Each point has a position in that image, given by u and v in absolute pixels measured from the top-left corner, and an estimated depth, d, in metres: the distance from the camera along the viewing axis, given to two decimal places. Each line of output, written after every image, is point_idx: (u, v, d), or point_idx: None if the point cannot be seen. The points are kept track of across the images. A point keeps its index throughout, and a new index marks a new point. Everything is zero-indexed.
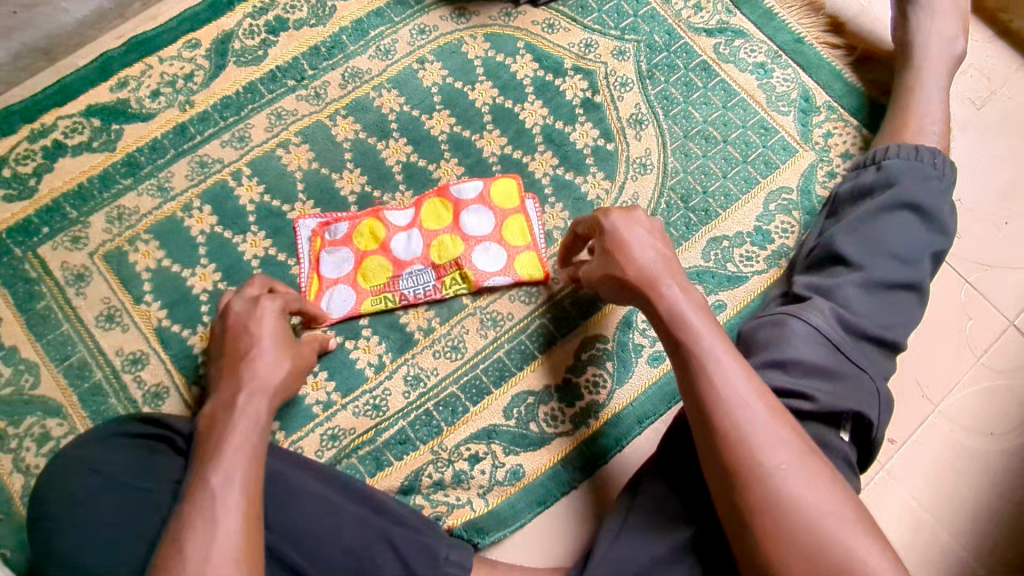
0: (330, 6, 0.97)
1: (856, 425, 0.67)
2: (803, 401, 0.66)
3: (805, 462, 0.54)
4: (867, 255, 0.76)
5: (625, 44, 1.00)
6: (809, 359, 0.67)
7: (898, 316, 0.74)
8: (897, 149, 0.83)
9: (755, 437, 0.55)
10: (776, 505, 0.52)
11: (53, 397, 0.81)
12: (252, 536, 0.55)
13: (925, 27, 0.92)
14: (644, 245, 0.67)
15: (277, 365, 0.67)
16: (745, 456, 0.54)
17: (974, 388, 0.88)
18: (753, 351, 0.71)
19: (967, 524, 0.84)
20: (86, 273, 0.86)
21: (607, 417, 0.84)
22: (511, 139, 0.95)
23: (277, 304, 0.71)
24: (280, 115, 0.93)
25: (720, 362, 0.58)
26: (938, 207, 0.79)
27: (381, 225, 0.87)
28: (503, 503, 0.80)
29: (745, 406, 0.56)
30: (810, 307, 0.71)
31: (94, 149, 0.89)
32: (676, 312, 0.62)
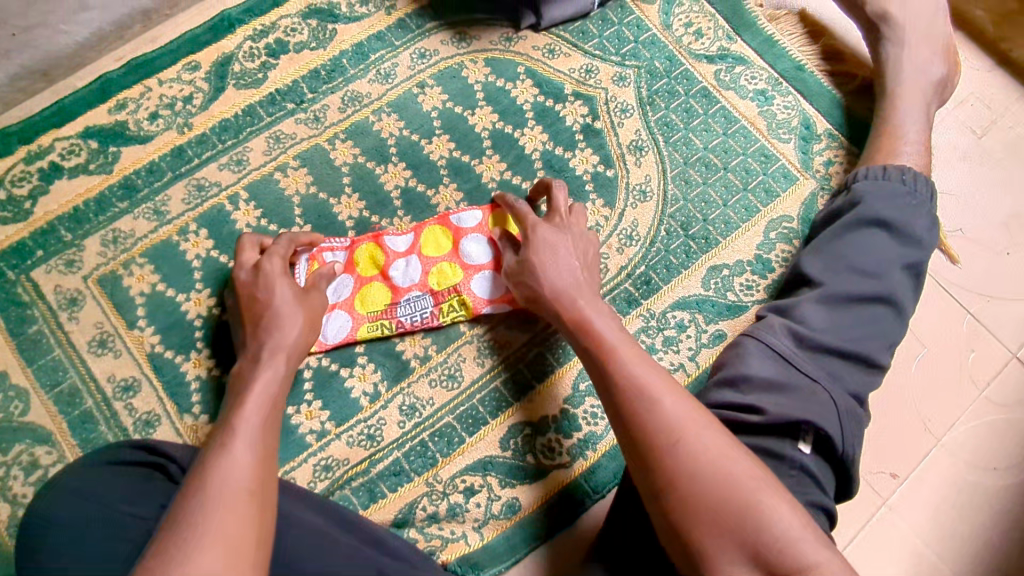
0: (331, 29, 0.97)
1: (817, 437, 0.65)
2: (752, 414, 0.65)
3: (709, 435, 0.57)
4: (829, 275, 0.76)
5: (625, 69, 0.99)
6: (758, 373, 0.68)
7: (861, 328, 0.72)
8: (865, 171, 0.84)
9: (658, 417, 0.58)
10: (686, 480, 0.55)
11: (43, 424, 0.80)
12: (263, 477, 0.57)
13: (898, 54, 0.93)
14: (556, 258, 0.75)
15: (293, 322, 0.71)
16: (650, 436, 0.58)
17: (977, 422, 0.87)
18: (715, 374, 0.73)
19: (970, 562, 0.83)
20: (79, 298, 0.85)
21: (605, 449, 0.83)
22: (511, 164, 0.94)
23: (279, 264, 0.75)
24: (278, 138, 0.92)
25: (622, 357, 0.64)
26: (905, 220, 0.77)
27: (381, 250, 0.84)
28: (498, 537, 0.79)
29: (647, 391, 0.60)
30: (764, 325, 0.73)
31: (91, 171, 0.89)
32: (584, 320, 0.69)
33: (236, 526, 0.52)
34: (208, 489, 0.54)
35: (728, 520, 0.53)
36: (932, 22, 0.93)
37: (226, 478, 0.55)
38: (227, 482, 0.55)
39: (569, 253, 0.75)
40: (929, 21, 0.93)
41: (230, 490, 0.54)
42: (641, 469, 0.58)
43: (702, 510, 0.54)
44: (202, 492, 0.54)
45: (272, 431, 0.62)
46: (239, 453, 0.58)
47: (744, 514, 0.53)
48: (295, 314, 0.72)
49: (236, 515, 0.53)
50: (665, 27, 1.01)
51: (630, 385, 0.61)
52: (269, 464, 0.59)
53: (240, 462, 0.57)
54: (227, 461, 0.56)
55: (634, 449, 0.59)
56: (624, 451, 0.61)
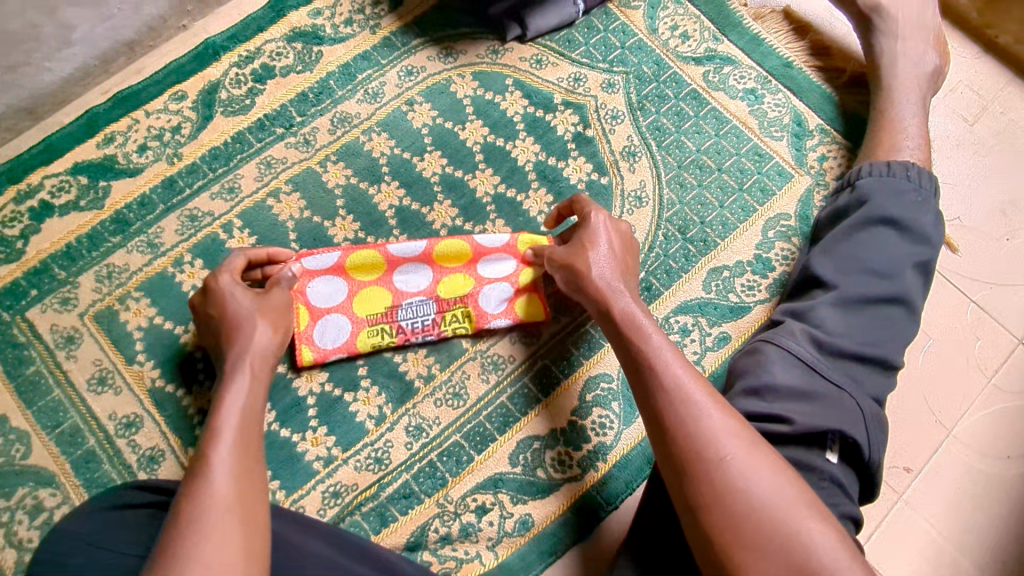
0: (317, 52, 0.96)
1: (844, 445, 0.65)
2: (781, 425, 0.64)
3: (751, 450, 0.57)
4: (843, 275, 0.76)
5: (614, 76, 0.99)
6: (784, 382, 0.67)
7: (880, 331, 0.72)
8: (869, 168, 0.83)
9: (702, 429, 0.58)
10: (722, 491, 0.55)
11: (45, 466, 0.79)
12: (243, 498, 0.57)
13: (892, 47, 0.93)
14: (605, 254, 0.75)
15: (259, 329, 0.71)
16: (691, 447, 0.57)
17: (987, 411, 0.87)
18: (734, 381, 0.71)
19: (988, 552, 0.82)
20: (76, 335, 0.84)
21: (616, 459, 0.82)
22: (504, 177, 0.94)
23: (229, 274, 0.75)
24: (269, 163, 0.92)
25: (667, 359, 0.63)
26: (916, 218, 0.77)
27: (385, 256, 0.81)
28: (513, 555, 0.78)
29: (691, 400, 0.60)
30: (782, 332, 0.72)
31: (82, 208, 0.88)
32: (630, 318, 0.70)
33: (230, 553, 0.52)
34: (198, 518, 0.54)
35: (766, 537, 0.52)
36: (922, 14, 0.94)
37: (212, 503, 0.55)
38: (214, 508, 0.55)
39: (615, 254, 0.76)
40: (921, 14, 0.94)
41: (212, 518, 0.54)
42: (676, 476, 0.58)
43: (741, 529, 0.53)
44: (191, 523, 0.53)
45: (254, 449, 0.62)
46: (220, 475, 0.57)
47: (779, 529, 0.53)
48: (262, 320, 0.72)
49: (230, 543, 0.53)
50: (651, 32, 1.01)
51: (673, 392, 0.61)
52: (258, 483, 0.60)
53: (223, 487, 0.56)
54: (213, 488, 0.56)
55: (671, 454, 0.58)
56: (659, 455, 0.60)
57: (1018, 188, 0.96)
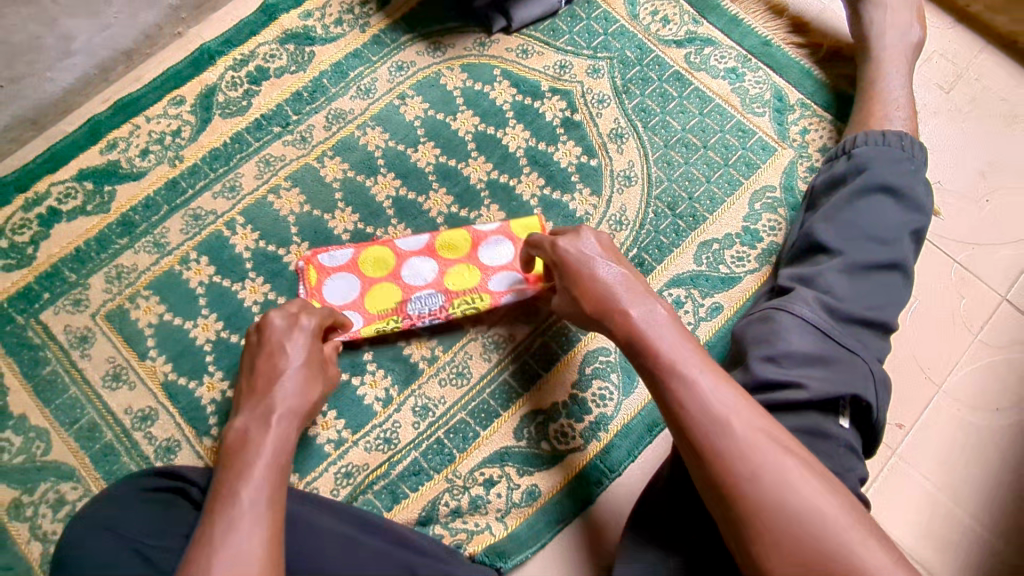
0: (309, 52, 0.99)
1: (855, 409, 0.68)
2: (797, 391, 0.67)
3: (784, 463, 0.55)
4: (845, 241, 0.77)
5: (598, 61, 1.02)
6: (800, 349, 0.68)
7: (883, 296, 0.75)
8: (864, 137, 0.85)
9: (727, 447, 0.56)
10: (766, 510, 0.53)
11: (65, 461, 0.82)
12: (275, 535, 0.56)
13: (881, 18, 0.95)
14: (598, 263, 0.69)
15: (305, 391, 0.70)
16: (727, 467, 0.56)
17: (975, 365, 0.89)
18: (747, 348, 0.72)
19: (982, 502, 0.84)
20: (89, 335, 0.86)
21: (616, 429, 0.84)
22: (497, 163, 0.97)
23: (311, 330, 0.75)
24: (268, 161, 0.95)
25: (688, 376, 0.60)
26: (912, 186, 0.80)
27: (392, 254, 0.87)
28: (522, 525, 0.80)
29: (719, 420, 0.57)
30: (795, 299, 0.73)
31: (89, 213, 0.91)
32: (639, 328, 0.64)
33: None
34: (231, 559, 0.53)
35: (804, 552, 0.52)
36: None
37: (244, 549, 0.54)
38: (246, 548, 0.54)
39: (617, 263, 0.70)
40: None
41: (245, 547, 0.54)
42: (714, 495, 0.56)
43: (781, 546, 0.52)
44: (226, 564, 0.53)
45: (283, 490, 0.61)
46: (251, 515, 0.56)
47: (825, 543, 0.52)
48: (305, 375, 0.71)
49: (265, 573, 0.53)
50: (632, 17, 1.04)
51: (692, 408, 0.58)
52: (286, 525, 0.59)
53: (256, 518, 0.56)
54: (245, 528, 0.55)
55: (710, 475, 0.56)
56: (694, 471, 0.59)
57: (996, 152, 0.98)
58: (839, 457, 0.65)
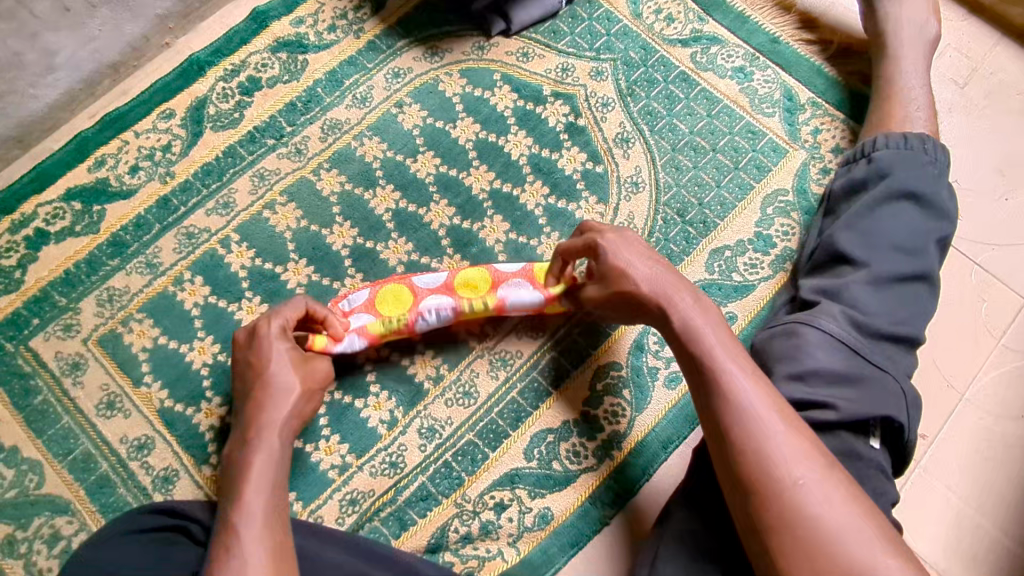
0: (302, 60, 0.96)
1: (885, 429, 0.65)
2: (827, 411, 0.64)
3: (828, 476, 0.54)
4: (870, 251, 0.74)
5: (601, 63, 0.99)
6: (827, 367, 0.65)
7: (909, 309, 0.72)
8: (885, 139, 0.82)
9: (772, 452, 0.55)
10: (795, 520, 0.52)
11: (59, 494, 0.79)
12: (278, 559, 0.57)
13: (898, 13, 0.92)
14: (647, 259, 0.69)
15: (286, 393, 0.69)
16: (762, 470, 0.55)
17: (998, 372, 0.86)
18: (769, 363, 0.69)
19: (1009, 514, 0.81)
20: (81, 361, 0.83)
21: (631, 446, 0.82)
22: (499, 172, 0.94)
23: (276, 328, 0.72)
24: (263, 175, 0.92)
25: (735, 375, 0.59)
26: (937, 192, 0.77)
27: (409, 291, 0.82)
28: (534, 550, 0.77)
29: (761, 423, 0.56)
30: (821, 313, 0.69)
31: (78, 233, 0.88)
32: (690, 324, 0.64)
33: None
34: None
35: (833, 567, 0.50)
36: None
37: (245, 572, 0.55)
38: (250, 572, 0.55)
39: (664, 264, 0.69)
40: None
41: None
42: (742, 498, 0.55)
43: (813, 564, 0.51)
44: None
45: (280, 508, 0.62)
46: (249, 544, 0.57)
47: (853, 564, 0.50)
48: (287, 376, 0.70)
49: None
50: (635, 16, 1.01)
51: (744, 411, 0.57)
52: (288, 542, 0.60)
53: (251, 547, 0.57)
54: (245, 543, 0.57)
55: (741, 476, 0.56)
56: (723, 473, 0.58)
57: (1016, 148, 0.95)
58: (872, 482, 0.62)
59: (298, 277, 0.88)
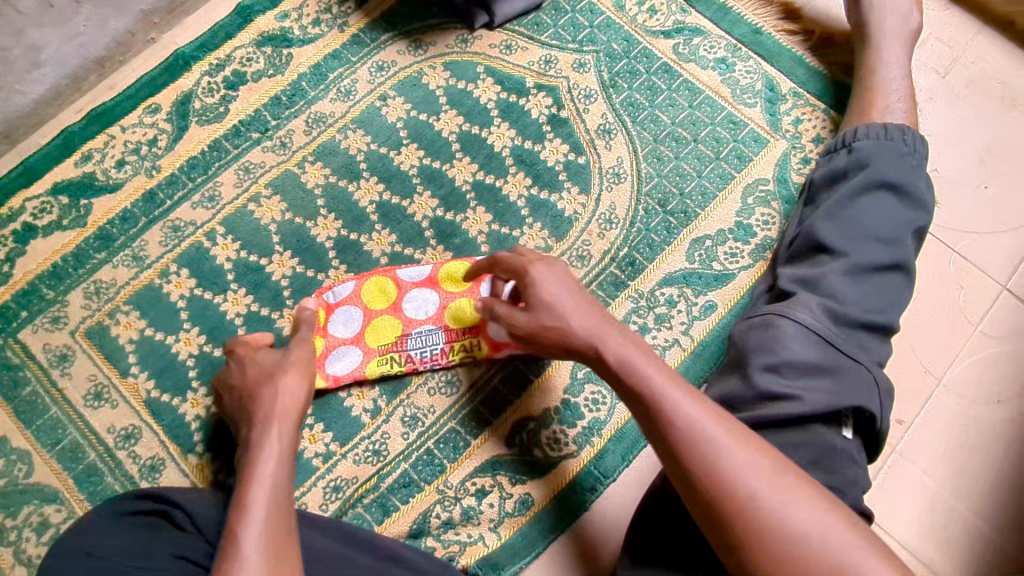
0: (287, 54, 0.97)
1: (858, 419, 0.66)
2: (798, 403, 0.64)
3: (785, 481, 0.52)
4: (849, 241, 0.75)
5: (584, 55, 1.00)
6: (802, 358, 0.66)
7: (885, 300, 0.72)
8: (865, 130, 0.82)
9: (727, 470, 0.53)
10: (764, 533, 0.50)
11: (48, 483, 0.80)
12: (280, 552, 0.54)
13: (881, 5, 0.92)
14: (567, 294, 0.67)
15: (287, 393, 0.69)
16: (720, 490, 0.53)
17: (975, 358, 0.87)
18: (747, 354, 0.70)
19: (983, 497, 0.83)
20: (69, 353, 0.84)
21: (610, 432, 0.83)
22: (482, 164, 0.94)
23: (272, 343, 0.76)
24: (248, 168, 0.92)
25: (676, 401, 0.57)
26: (915, 183, 0.78)
27: (393, 283, 0.85)
28: (515, 535, 0.78)
29: (709, 443, 0.54)
30: (798, 304, 0.70)
31: (65, 227, 0.89)
32: (622, 359, 0.62)
33: None
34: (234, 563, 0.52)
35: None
36: None
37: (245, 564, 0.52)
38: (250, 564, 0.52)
39: (582, 293, 0.67)
40: None
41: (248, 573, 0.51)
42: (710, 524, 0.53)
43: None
44: None
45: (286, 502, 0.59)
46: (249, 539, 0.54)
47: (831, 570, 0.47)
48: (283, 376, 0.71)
49: None
50: (618, 8, 1.01)
51: (691, 434, 0.55)
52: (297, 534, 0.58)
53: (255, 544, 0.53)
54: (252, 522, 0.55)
55: (704, 501, 0.53)
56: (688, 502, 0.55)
57: (996, 137, 0.96)
58: (844, 468, 0.63)
59: (282, 270, 0.89)
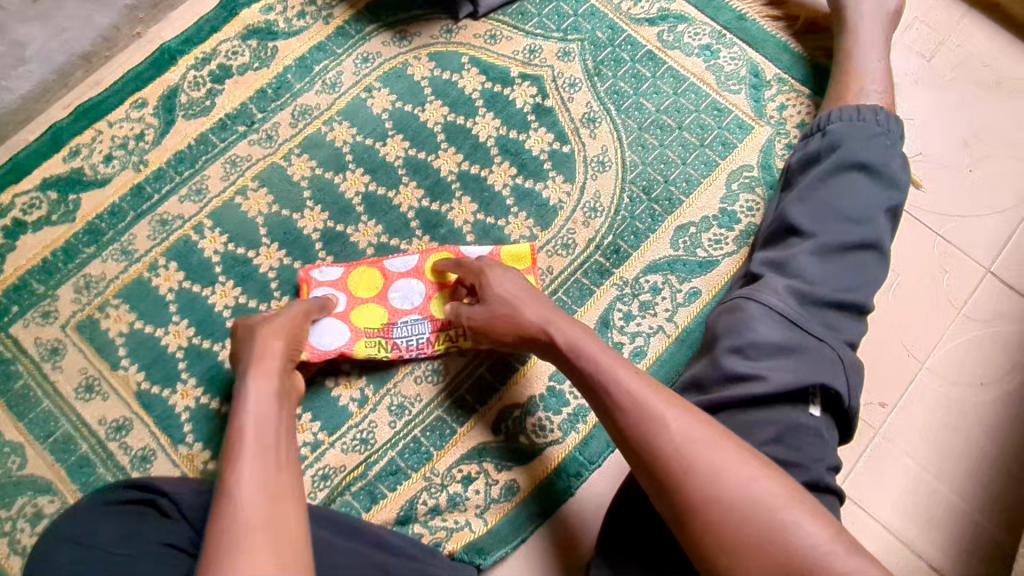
0: (272, 47, 0.97)
1: (825, 397, 0.66)
2: (760, 382, 0.65)
3: (719, 443, 0.56)
4: (819, 223, 0.75)
5: (569, 44, 1.00)
6: (766, 339, 0.67)
7: (853, 280, 0.73)
8: (839, 112, 0.83)
9: (663, 435, 0.57)
10: (698, 491, 0.54)
11: (41, 474, 0.81)
12: (271, 501, 0.53)
13: None
14: (520, 290, 0.74)
15: (269, 346, 0.68)
16: (659, 454, 0.57)
17: (959, 341, 0.88)
18: (717, 337, 0.71)
19: (966, 479, 0.83)
20: (60, 347, 0.85)
21: (596, 419, 0.84)
22: (467, 154, 0.95)
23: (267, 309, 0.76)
24: (235, 162, 0.93)
25: (618, 377, 0.63)
26: (886, 163, 0.78)
27: (379, 272, 0.85)
28: (501, 521, 0.79)
29: (647, 411, 0.59)
30: (765, 287, 0.71)
31: (54, 222, 0.89)
32: (571, 344, 0.68)
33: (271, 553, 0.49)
34: (225, 521, 0.51)
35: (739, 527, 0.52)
36: None
37: (238, 516, 0.51)
38: (242, 513, 0.51)
39: (532, 290, 0.75)
40: None
41: (241, 528, 0.50)
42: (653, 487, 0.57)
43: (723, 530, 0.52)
44: (223, 535, 0.50)
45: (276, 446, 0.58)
46: (240, 489, 0.53)
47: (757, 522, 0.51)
48: (265, 333, 0.70)
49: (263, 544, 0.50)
50: None
51: (633, 405, 0.60)
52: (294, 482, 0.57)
53: (246, 494, 0.53)
54: (243, 473, 0.54)
55: (645, 466, 0.58)
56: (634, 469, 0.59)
57: (980, 120, 0.96)
58: (818, 451, 0.63)
59: (269, 262, 0.90)
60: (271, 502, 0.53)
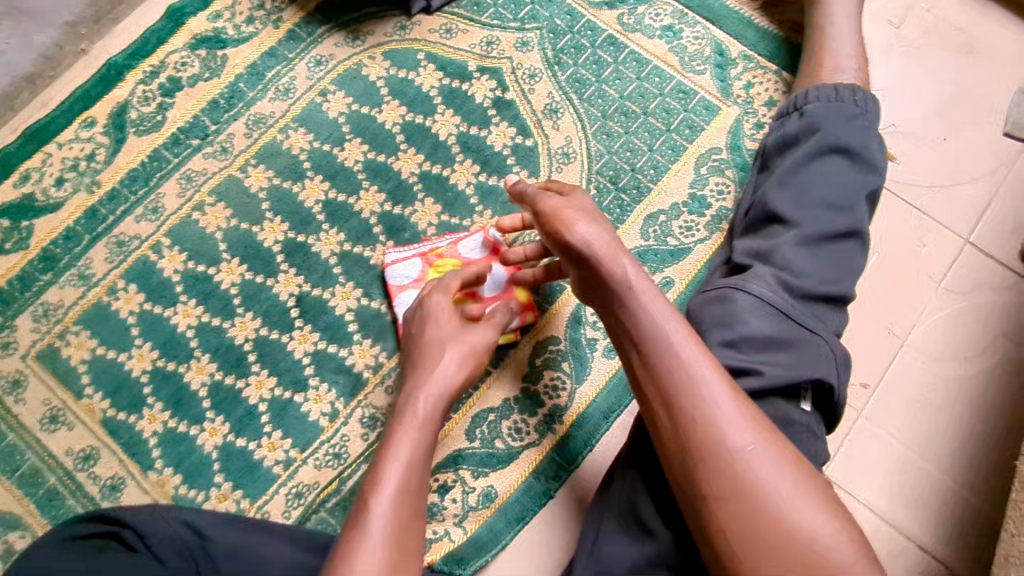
0: (222, 56, 0.94)
1: (817, 391, 0.65)
2: (754, 378, 0.63)
3: (766, 440, 0.54)
4: (800, 210, 0.73)
5: (526, 34, 0.97)
6: (759, 333, 0.65)
7: (841, 268, 0.71)
8: (816, 91, 0.80)
9: (711, 416, 0.55)
10: (734, 487, 0.53)
11: (10, 509, 0.80)
12: (406, 538, 0.56)
13: None
14: (584, 226, 0.66)
15: (455, 367, 0.69)
16: (703, 436, 0.54)
17: (939, 316, 0.86)
18: (702, 330, 0.68)
19: (950, 456, 0.82)
20: (22, 378, 0.84)
21: (572, 419, 0.82)
22: (428, 154, 0.92)
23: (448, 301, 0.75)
24: (189, 177, 0.91)
25: (675, 340, 0.59)
26: (867, 145, 0.76)
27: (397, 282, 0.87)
28: (482, 528, 0.78)
29: (701, 390, 0.56)
30: (753, 278, 0.68)
31: (9, 251, 0.87)
32: (628, 290, 0.62)
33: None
34: (356, 556, 0.53)
35: (767, 529, 0.51)
36: None
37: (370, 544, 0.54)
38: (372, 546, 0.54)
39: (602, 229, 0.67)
40: None
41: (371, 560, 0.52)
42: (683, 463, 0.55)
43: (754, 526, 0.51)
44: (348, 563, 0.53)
45: (418, 483, 0.60)
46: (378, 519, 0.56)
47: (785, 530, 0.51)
48: (452, 347, 0.71)
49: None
50: None
51: (686, 378, 0.57)
52: (421, 523, 0.59)
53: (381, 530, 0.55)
54: (381, 509, 0.56)
55: (682, 441, 0.55)
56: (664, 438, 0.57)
57: (955, 86, 0.93)
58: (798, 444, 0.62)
59: (231, 277, 0.87)
60: (402, 543, 0.55)
